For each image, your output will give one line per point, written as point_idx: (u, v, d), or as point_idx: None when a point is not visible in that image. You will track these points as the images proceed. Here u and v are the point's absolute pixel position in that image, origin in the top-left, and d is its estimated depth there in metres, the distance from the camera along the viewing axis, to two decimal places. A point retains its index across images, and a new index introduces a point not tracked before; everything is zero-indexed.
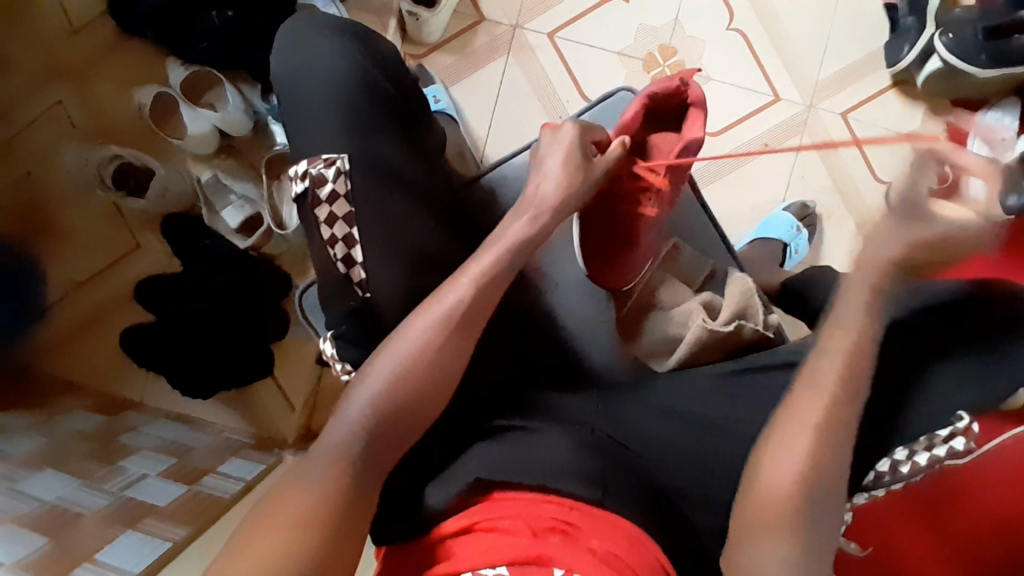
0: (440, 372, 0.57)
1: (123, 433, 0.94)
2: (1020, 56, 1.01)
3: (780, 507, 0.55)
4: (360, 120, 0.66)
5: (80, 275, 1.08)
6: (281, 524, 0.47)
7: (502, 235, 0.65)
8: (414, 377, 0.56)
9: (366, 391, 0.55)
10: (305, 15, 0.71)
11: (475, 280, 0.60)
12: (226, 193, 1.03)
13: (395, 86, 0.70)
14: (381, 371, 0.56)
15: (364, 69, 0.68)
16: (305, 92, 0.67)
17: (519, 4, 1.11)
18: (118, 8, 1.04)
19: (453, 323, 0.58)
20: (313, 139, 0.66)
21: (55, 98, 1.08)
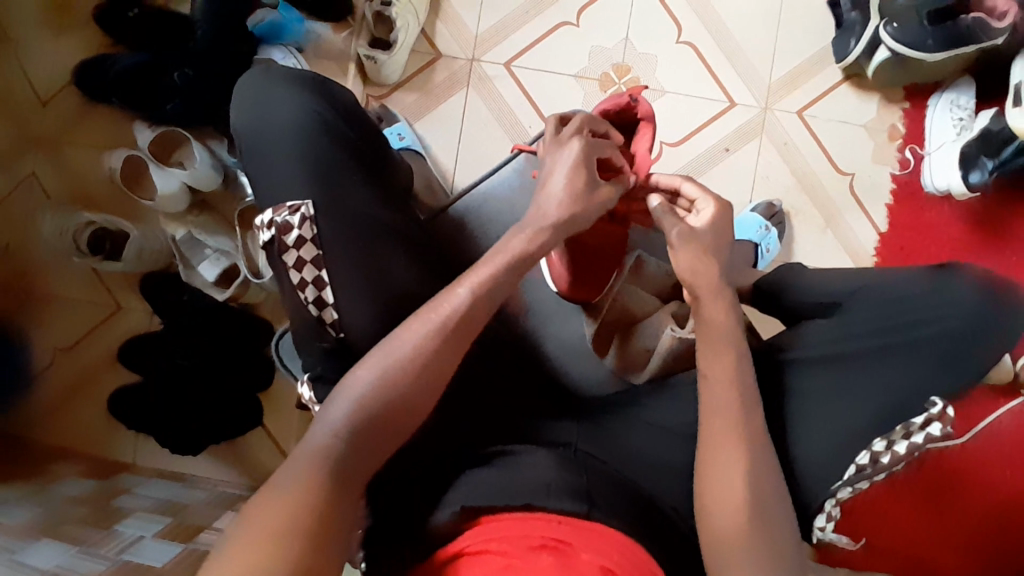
0: (401, 416, 0.57)
1: (118, 496, 0.95)
2: (969, 37, 0.99)
3: (759, 505, 0.57)
4: (322, 163, 0.67)
5: (64, 342, 1.09)
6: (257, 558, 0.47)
7: (445, 304, 0.60)
8: (370, 408, 0.56)
9: (327, 425, 0.56)
10: (259, 69, 0.73)
11: (422, 334, 0.59)
12: (202, 248, 1.04)
13: (353, 131, 0.72)
14: (340, 408, 0.57)
15: (320, 118, 0.69)
16: (266, 142, 0.68)
17: (474, 37, 1.14)
18: (82, 78, 1.07)
19: (414, 368, 0.58)
20: (276, 188, 0.67)
21: (27, 170, 1.10)
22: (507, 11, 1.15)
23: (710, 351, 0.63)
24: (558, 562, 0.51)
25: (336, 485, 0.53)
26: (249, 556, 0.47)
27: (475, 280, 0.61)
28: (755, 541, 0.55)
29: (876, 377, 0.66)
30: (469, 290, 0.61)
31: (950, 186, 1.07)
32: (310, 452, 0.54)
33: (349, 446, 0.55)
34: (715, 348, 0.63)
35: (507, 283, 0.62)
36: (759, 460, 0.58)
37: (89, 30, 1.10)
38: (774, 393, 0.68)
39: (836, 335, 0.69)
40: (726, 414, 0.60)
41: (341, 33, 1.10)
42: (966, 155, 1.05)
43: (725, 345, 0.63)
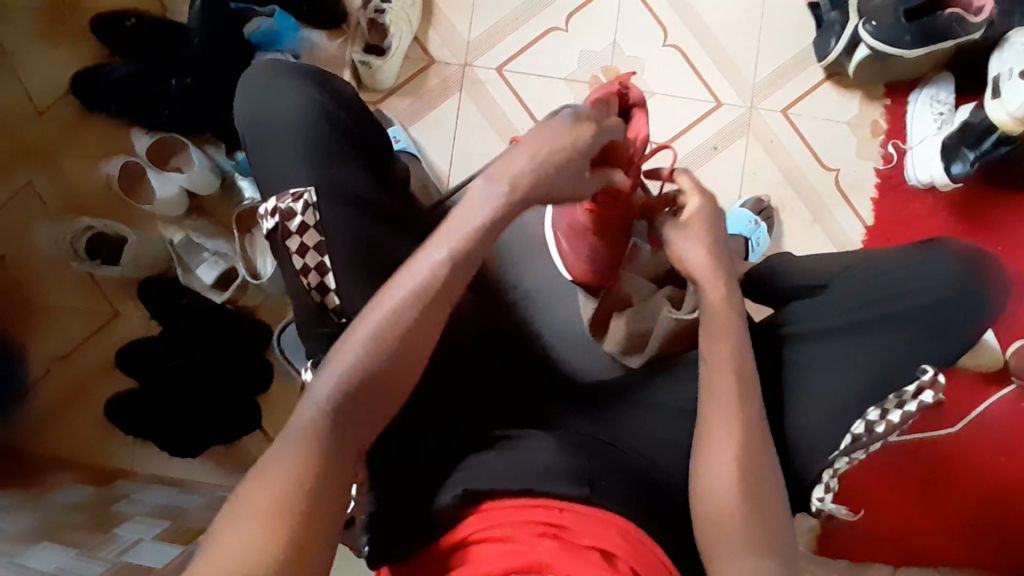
0: (379, 391, 0.57)
1: (115, 501, 0.94)
2: (947, 32, 1.04)
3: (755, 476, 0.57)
4: (327, 154, 0.69)
5: (60, 350, 1.09)
6: (259, 523, 0.50)
7: (414, 270, 0.59)
8: (351, 388, 0.56)
9: (311, 405, 0.56)
10: (264, 63, 0.74)
11: (393, 307, 0.58)
12: (200, 251, 1.05)
13: (355, 122, 0.73)
14: (323, 385, 0.56)
15: (324, 110, 0.71)
16: (268, 134, 0.70)
17: (465, 43, 1.17)
18: (80, 86, 1.08)
19: (392, 341, 0.57)
20: (278, 178, 0.69)
21: (23, 179, 1.11)
22: (497, 18, 1.18)
23: (722, 336, 0.63)
24: (562, 547, 0.52)
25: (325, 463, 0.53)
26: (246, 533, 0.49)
27: (451, 241, 0.59)
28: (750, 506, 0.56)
29: (864, 349, 0.67)
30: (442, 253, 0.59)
31: (932, 178, 1.11)
32: (300, 430, 0.54)
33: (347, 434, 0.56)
34: (728, 336, 0.63)
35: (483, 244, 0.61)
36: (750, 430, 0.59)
37: (84, 42, 1.12)
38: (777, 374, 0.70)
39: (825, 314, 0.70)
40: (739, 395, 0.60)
41: (335, 40, 1.12)
42: (947, 147, 1.09)
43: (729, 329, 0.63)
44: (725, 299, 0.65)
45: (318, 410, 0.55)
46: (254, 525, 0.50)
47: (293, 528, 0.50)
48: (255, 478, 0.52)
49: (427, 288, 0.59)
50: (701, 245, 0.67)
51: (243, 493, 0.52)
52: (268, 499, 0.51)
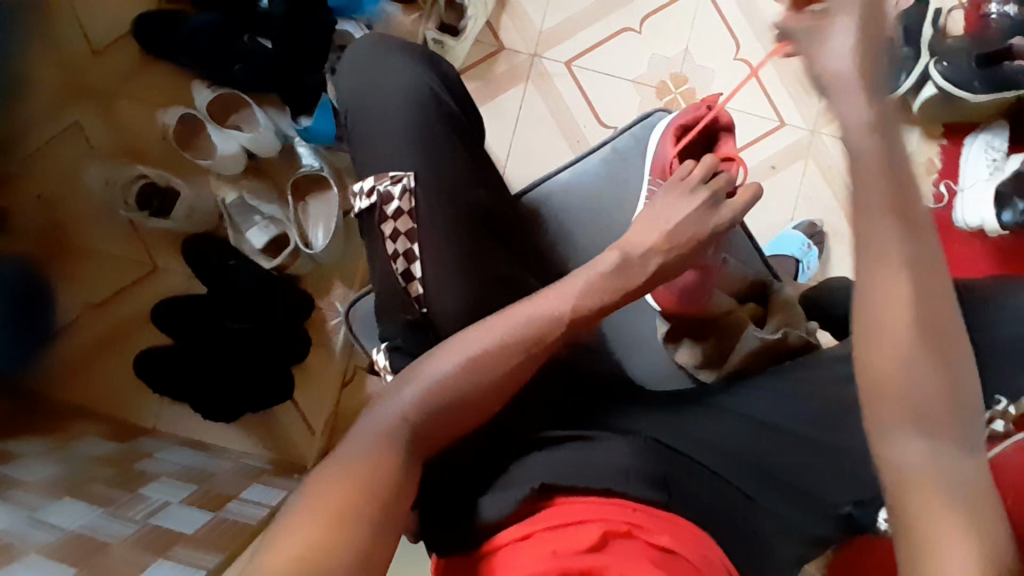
0: (454, 415, 0.56)
1: (140, 459, 0.91)
2: (1013, 82, 1.07)
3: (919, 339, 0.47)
4: (430, 135, 0.68)
5: (93, 298, 1.06)
6: (323, 523, 0.45)
7: (524, 306, 0.60)
8: (441, 402, 0.55)
9: (393, 405, 0.54)
10: (375, 36, 0.72)
11: (501, 336, 0.58)
12: (251, 214, 1.03)
13: (460, 104, 0.71)
14: (410, 391, 0.55)
15: (431, 89, 0.69)
16: (374, 108, 0.69)
17: (537, 34, 1.16)
18: (142, 30, 1.05)
19: (495, 371, 0.57)
20: (378, 154, 0.67)
21: (71, 118, 1.07)
22: (573, 12, 1.17)
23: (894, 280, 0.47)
24: (634, 549, 0.51)
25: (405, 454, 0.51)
26: (308, 533, 0.45)
27: (566, 291, 0.61)
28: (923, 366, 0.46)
29: None
30: (550, 296, 0.60)
31: (982, 222, 1.13)
32: (373, 433, 0.52)
33: (423, 424, 0.54)
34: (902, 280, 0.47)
35: (594, 300, 0.61)
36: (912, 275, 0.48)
37: None
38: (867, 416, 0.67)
39: None
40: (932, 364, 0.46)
41: (410, 14, 1.08)
42: (1001, 193, 1.11)
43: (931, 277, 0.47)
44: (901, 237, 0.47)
45: (396, 420, 0.53)
46: (333, 493, 0.47)
47: (359, 518, 0.47)
48: (326, 471, 0.49)
49: (534, 330, 0.58)
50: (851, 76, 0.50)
51: (303, 491, 0.48)
52: (334, 491, 0.47)
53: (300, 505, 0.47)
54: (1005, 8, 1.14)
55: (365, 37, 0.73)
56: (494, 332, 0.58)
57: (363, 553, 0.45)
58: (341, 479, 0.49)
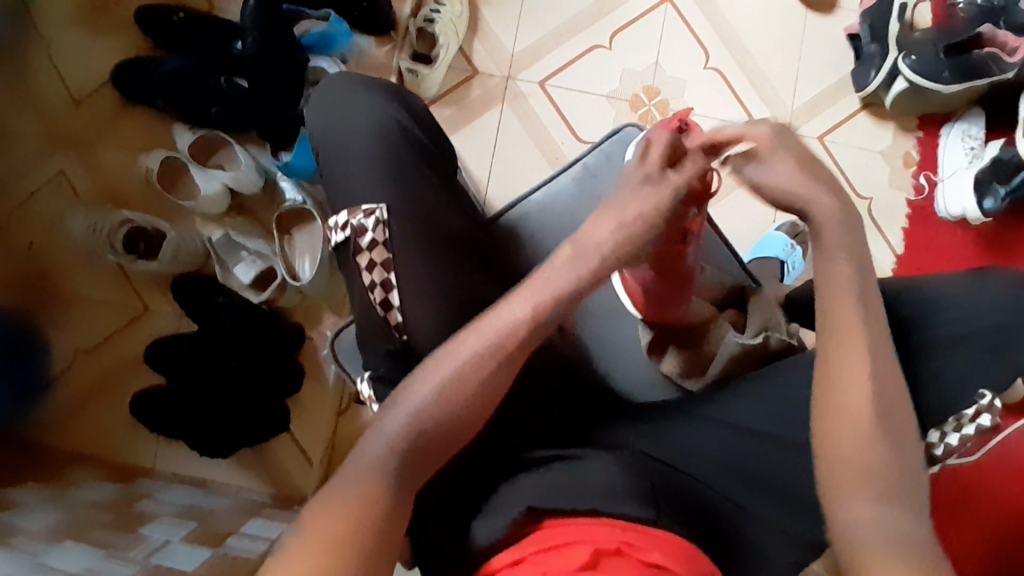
0: (442, 436, 0.54)
1: (139, 501, 0.92)
2: (983, 69, 1.10)
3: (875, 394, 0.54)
4: (399, 162, 0.69)
5: (86, 343, 1.07)
6: (324, 546, 0.46)
7: (501, 312, 0.57)
8: (427, 423, 0.53)
9: (379, 437, 0.53)
10: (346, 73, 0.74)
11: (478, 347, 0.56)
12: (238, 250, 1.05)
13: (425, 133, 0.73)
14: (395, 418, 0.53)
15: (398, 119, 0.71)
16: (342, 139, 0.70)
17: (510, 56, 1.18)
18: (122, 78, 1.08)
19: (476, 381, 0.55)
20: (348, 186, 0.68)
21: (58, 167, 1.10)
22: (543, 32, 1.19)
23: (852, 367, 0.55)
24: (624, 566, 0.50)
25: (392, 481, 0.51)
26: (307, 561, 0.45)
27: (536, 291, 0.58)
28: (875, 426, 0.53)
29: (931, 374, 0.66)
30: (522, 300, 0.58)
31: (964, 211, 1.14)
32: (363, 462, 0.52)
33: (411, 450, 0.53)
34: (860, 368, 0.55)
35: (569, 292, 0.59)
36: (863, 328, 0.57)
37: (127, 34, 1.12)
38: None
39: (910, 346, 0.67)
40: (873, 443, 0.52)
41: (384, 46, 1.13)
42: (979, 180, 1.12)
43: (861, 360, 0.55)
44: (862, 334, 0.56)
45: (383, 452, 0.52)
46: (325, 518, 0.47)
47: (356, 546, 0.46)
48: (324, 498, 0.49)
49: (511, 331, 0.56)
50: (792, 166, 0.62)
51: (300, 521, 0.48)
52: (330, 515, 0.48)
53: (299, 528, 0.47)
54: None
55: (334, 75, 0.75)
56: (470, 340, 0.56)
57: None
58: (336, 501, 0.49)
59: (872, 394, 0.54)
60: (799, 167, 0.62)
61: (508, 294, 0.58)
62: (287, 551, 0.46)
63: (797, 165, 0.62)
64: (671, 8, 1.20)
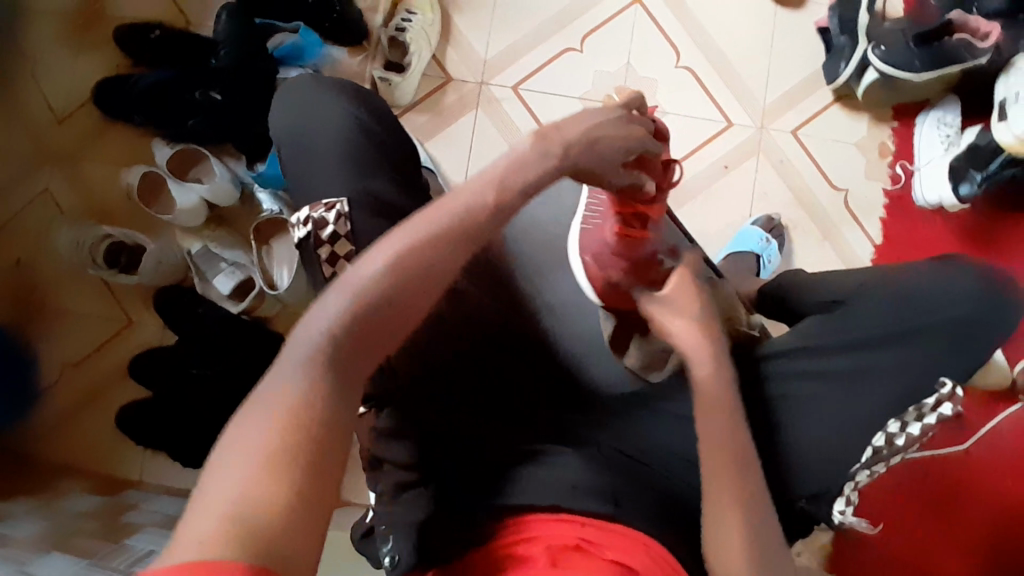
0: (391, 319, 0.50)
1: (125, 511, 0.93)
2: (954, 56, 1.08)
3: (748, 476, 0.58)
4: (360, 165, 0.70)
5: (72, 357, 1.09)
6: (263, 448, 0.41)
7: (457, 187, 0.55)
8: (376, 300, 0.50)
9: (321, 322, 0.49)
10: (306, 77, 0.75)
11: (434, 218, 0.52)
12: (218, 261, 1.06)
13: (387, 132, 0.73)
14: (341, 297, 0.49)
15: (359, 122, 0.72)
16: (311, 142, 0.71)
17: (483, 62, 1.20)
18: (101, 96, 1.10)
19: (431, 259, 0.51)
20: (317, 186, 0.70)
21: (42, 185, 1.12)
22: (515, 38, 1.20)
23: (712, 414, 0.60)
24: (587, 559, 0.50)
25: None
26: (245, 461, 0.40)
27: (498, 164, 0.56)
28: (750, 508, 0.57)
29: (870, 364, 0.68)
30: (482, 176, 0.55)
31: (941, 200, 1.13)
32: (304, 350, 0.47)
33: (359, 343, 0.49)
34: (717, 413, 0.60)
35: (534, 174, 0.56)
36: (731, 409, 0.61)
37: (105, 51, 1.14)
38: (816, 402, 0.67)
39: (857, 334, 0.69)
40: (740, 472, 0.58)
41: (357, 56, 1.13)
42: (955, 168, 1.12)
43: (718, 406, 0.61)
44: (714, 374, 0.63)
45: (324, 336, 0.48)
46: (262, 423, 0.42)
47: (303, 444, 0.42)
48: (260, 394, 0.44)
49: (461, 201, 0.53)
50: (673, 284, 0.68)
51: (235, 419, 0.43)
52: (266, 412, 0.43)
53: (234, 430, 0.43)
54: None
55: (298, 78, 0.76)
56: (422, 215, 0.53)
57: (306, 470, 0.41)
58: (275, 397, 0.44)
59: (733, 449, 0.59)
60: (680, 286, 0.69)
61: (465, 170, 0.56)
62: (217, 467, 0.40)
63: (689, 293, 0.68)
64: (640, 8, 1.21)
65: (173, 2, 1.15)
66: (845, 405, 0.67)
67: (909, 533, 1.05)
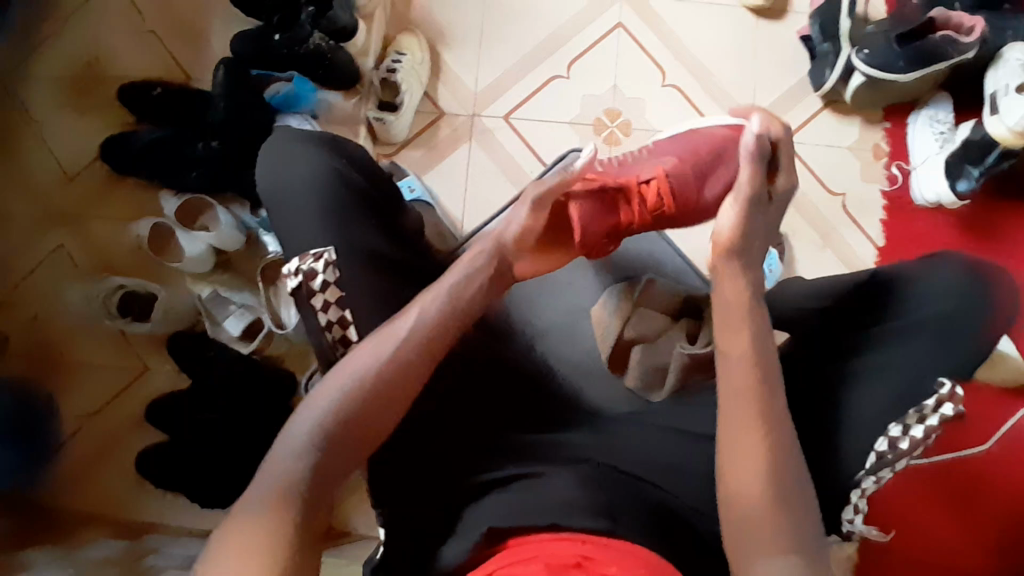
0: (382, 400, 0.60)
1: (146, 556, 0.94)
2: (939, 54, 1.07)
3: (772, 413, 0.60)
4: (346, 208, 0.72)
5: (92, 407, 1.12)
6: (249, 547, 0.50)
7: (436, 287, 0.68)
8: (368, 388, 0.60)
9: (316, 410, 0.58)
10: (282, 133, 0.78)
11: (420, 317, 0.64)
12: (227, 304, 1.09)
13: (367, 179, 0.76)
14: (335, 387, 0.59)
15: (338, 169, 0.74)
16: (290, 190, 0.73)
17: (473, 95, 1.23)
18: (108, 154, 1.15)
19: (415, 352, 0.63)
20: (299, 233, 0.70)
21: (57, 242, 1.17)
22: (503, 69, 1.24)
23: (735, 333, 0.64)
24: None
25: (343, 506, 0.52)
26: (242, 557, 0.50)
27: (461, 274, 0.69)
28: (774, 451, 0.58)
29: (870, 365, 0.68)
30: (452, 280, 0.68)
31: (939, 197, 1.13)
32: (297, 441, 0.56)
33: (352, 423, 0.58)
34: (741, 328, 0.64)
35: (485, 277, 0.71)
36: (758, 361, 0.62)
37: (112, 111, 1.20)
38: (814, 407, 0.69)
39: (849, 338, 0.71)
40: (759, 411, 0.60)
41: (351, 99, 1.16)
42: (950, 164, 1.11)
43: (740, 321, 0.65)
44: (743, 295, 0.67)
45: (316, 424, 0.57)
46: (256, 532, 0.51)
47: (283, 539, 0.51)
48: (251, 494, 0.54)
49: (433, 300, 0.66)
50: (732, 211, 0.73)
51: (230, 522, 0.52)
52: (257, 515, 0.52)
53: (229, 530, 0.52)
54: None
55: (281, 132, 0.79)
56: (408, 315, 0.64)
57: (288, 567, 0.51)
58: (263, 496, 0.53)
59: (759, 368, 0.62)
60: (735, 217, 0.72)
61: (440, 273, 0.69)
62: (225, 549, 0.51)
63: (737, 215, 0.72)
64: (623, 31, 1.24)
65: (175, 61, 1.21)
66: (838, 406, 0.68)
67: (916, 535, 1.03)
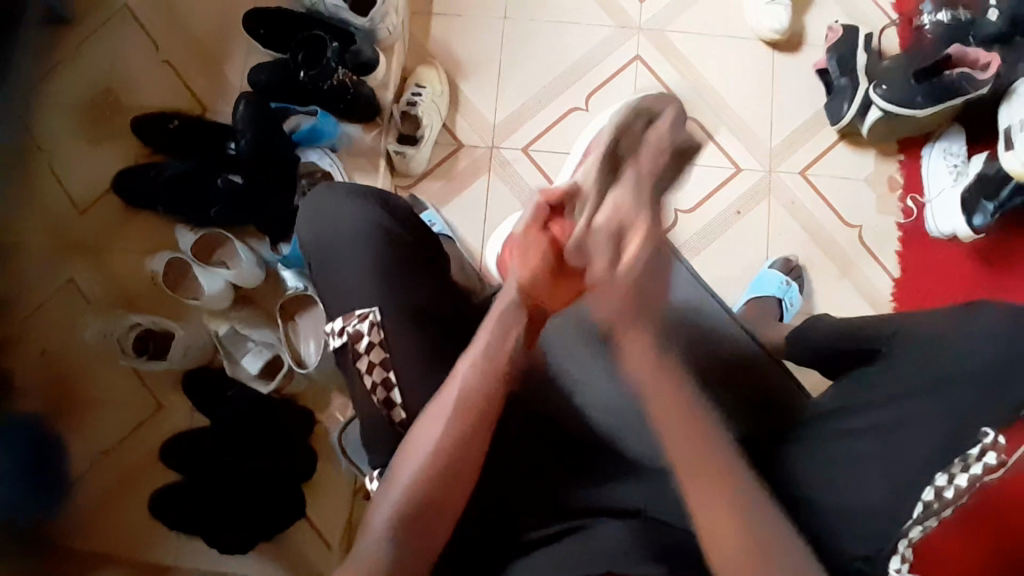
0: (447, 473, 0.61)
1: None
2: (955, 90, 1.09)
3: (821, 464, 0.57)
4: (394, 265, 0.72)
5: (101, 446, 1.09)
6: None
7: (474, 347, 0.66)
8: (434, 463, 0.60)
9: (393, 493, 0.60)
10: (323, 186, 0.78)
11: (466, 382, 0.63)
12: (245, 341, 1.07)
13: (412, 234, 0.76)
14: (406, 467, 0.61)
15: (384, 225, 0.74)
16: (334, 248, 0.74)
17: (492, 126, 1.23)
18: (121, 187, 1.13)
19: (462, 414, 0.62)
20: (345, 294, 0.71)
21: (67, 275, 1.14)
22: (521, 101, 1.24)
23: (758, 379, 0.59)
24: None
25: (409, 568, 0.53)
26: None
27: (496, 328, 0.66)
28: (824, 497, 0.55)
29: (914, 415, 0.69)
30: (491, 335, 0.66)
31: (955, 230, 1.14)
32: (379, 525, 0.59)
33: (427, 499, 0.60)
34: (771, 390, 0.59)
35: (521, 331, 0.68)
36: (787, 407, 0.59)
37: (126, 141, 1.18)
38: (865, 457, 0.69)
39: (895, 388, 0.71)
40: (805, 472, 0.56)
41: (371, 132, 1.17)
42: (966, 199, 1.12)
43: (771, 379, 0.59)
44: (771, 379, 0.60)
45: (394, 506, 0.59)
46: None
47: None
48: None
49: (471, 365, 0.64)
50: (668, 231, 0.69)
51: None
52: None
53: None
54: (937, 17, 1.18)
55: (314, 188, 0.78)
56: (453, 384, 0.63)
57: None
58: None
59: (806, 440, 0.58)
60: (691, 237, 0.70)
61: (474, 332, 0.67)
62: None
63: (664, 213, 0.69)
64: (641, 64, 1.25)
65: (190, 90, 1.20)
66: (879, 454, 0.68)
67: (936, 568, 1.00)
